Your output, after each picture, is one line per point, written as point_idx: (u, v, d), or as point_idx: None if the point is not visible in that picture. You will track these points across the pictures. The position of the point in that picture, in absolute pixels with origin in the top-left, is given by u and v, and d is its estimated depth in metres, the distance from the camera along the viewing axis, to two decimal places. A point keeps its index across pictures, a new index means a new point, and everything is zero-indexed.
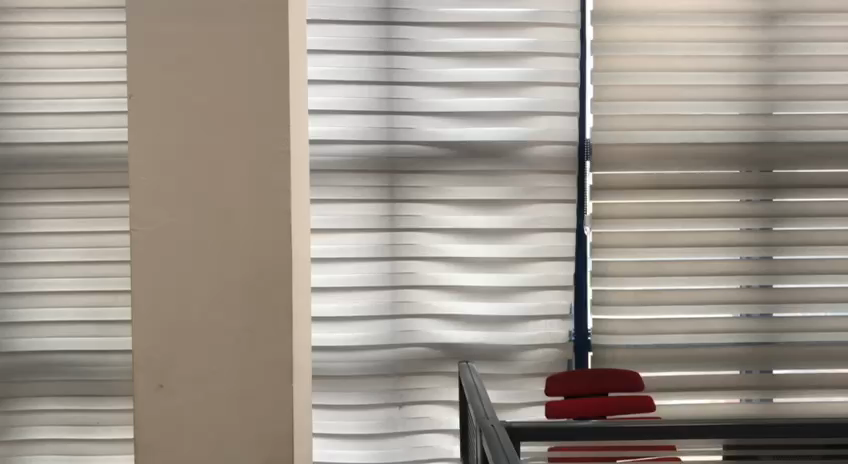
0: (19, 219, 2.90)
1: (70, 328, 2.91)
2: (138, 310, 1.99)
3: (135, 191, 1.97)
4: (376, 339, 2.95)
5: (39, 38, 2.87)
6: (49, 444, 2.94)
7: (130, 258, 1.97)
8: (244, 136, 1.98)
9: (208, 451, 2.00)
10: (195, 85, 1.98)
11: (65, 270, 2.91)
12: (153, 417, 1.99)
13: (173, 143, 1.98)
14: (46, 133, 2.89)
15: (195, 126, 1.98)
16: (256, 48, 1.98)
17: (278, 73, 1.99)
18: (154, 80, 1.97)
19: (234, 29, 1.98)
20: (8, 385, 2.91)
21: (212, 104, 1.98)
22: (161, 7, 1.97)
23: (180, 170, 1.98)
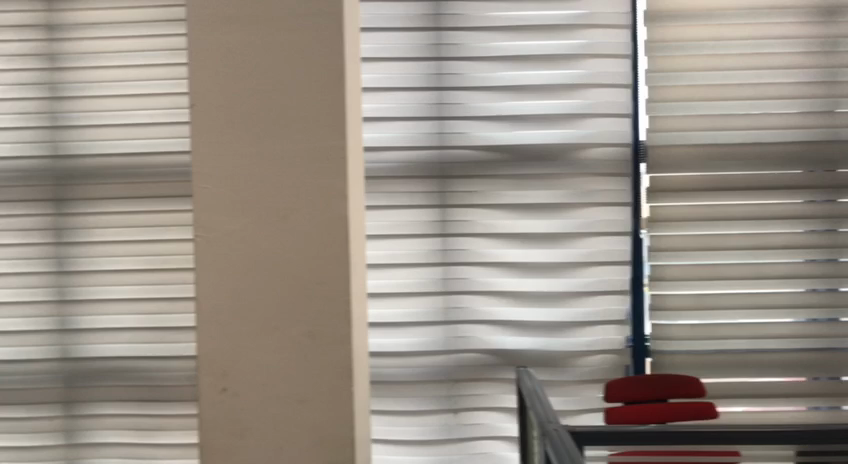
0: (82, 229, 2.98)
1: (131, 335, 2.98)
2: (203, 317, 2.02)
3: (198, 199, 2.01)
4: (429, 344, 2.95)
5: (99, 52, 2.96)
6: (110, 448, 3.01)
7: (195, 265, 2.01)
8: (303, 142, 2.00)
9: (270, 455, 2.02)
10: (255, 93, 2.01)
11: (126, 277, 2.98)
12: (216, 422, 2.02)
13: (235, 150, 2.01)
14: (105, 144, 2.97)
15: (254, 132, 2.01)
16: (314, 54, 2.01)
17: (335, 78, 2.00)
18: (215, 89, 2.01)
19: (292, 36, 2.01)
20: (73, 390, 3.00)
21: (272, 112, 2.01)
22: (222, 17, 2.01)
23: (241, 177, 2.01)
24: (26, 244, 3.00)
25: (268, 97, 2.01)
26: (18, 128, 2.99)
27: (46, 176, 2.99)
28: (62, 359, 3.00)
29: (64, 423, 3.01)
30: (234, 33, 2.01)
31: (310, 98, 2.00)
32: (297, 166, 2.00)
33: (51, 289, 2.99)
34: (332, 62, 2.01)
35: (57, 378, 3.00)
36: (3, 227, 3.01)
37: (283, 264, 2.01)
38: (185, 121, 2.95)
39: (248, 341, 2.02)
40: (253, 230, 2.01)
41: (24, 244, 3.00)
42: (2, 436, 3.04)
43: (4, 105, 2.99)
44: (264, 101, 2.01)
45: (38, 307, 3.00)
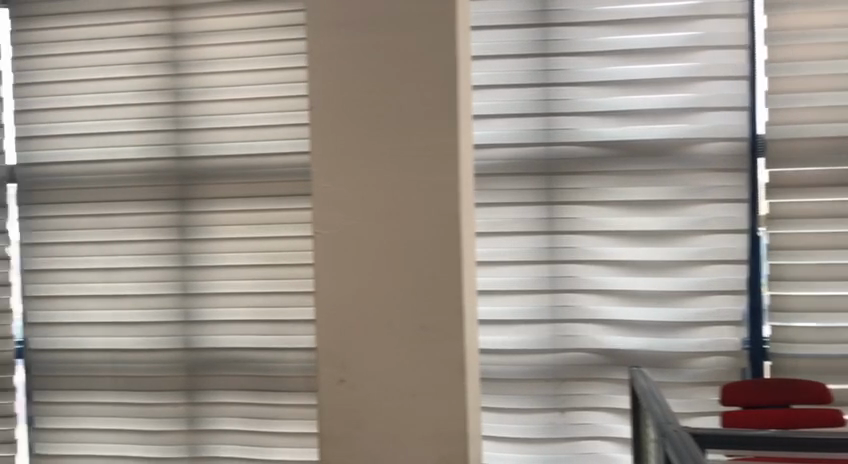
0: (202, 226, 3.15)
1: (246, 327, 3.12)
2: (324, 313, 2.28)
3: (320, 209, 2.27)
4: (536, 342, 2.94)
5: (217, 59, 3.11)
6: (228, 434, 3.16)
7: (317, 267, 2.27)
8: (414, 154, 2.20)
9: (387, 438, 2.25)
10: (370, 111, 2.24)
11: (243, 273, 3.13)
12: (337, 407, 2.28)
13: (352, 164, 2.25)
14: (223, 146, 3.12)
15: (369, 148, 2.23)
16: (423, 74, 2.20)
17: (442, 93, 2.18)
18: (335, 110, 2.26)
19: (401, 58, 2.21)
20: (194, 378, 3.17)
21: (385, 127, 2.22)
22: (339, 46, 2.26)
23: (359, 187, 2.24)
24: (152, 240, 3.19)
25: (385, 114, 2.22)
26: (144, 132, 3.18)
27: (170, 176, 3.17)
28: (185, 348, 3.17)
29: (186, 409, 3.19)
30: (354, 56, 2.24)
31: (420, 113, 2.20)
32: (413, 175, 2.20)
33: (175, 283, 3.17)
34: (441, 79, 2.18)
35: (180, 367, 3.18)
36: (132, 225, 3.21)
37: (397, 265, 2.22)
38: (297, 122, 3.06)
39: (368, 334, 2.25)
40: (374, 234, 2.23)
41: (150, 241, 3.19)
42: (130, 420, 3.24)
43: (131, 110, 3.19)
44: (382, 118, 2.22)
45: (163, 300, 3.19)
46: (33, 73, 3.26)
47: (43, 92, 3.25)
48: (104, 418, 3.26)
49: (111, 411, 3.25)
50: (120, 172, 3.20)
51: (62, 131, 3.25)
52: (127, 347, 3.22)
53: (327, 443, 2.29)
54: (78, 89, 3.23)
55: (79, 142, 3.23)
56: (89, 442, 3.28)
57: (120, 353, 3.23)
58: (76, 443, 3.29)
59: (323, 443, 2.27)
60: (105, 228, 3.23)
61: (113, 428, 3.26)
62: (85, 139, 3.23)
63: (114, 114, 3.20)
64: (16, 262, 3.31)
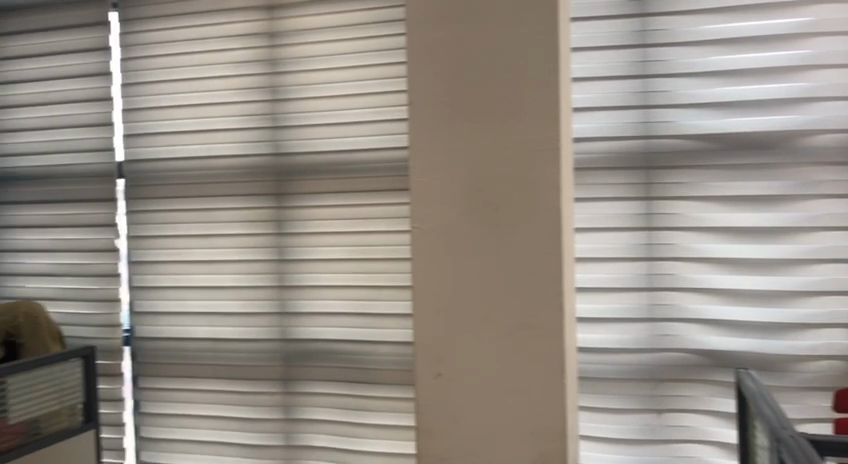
0: (298, 220, 3.22)
1: (340, 320, 3.18)
2: (423, 309, 2.38)
3: (420, 209, 2.37)
4: (633, 341, 2.86)
5: (312, 56, 3.17)
6: (321, 424, 3.23)
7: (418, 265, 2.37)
8: (515, 154, 2.27)
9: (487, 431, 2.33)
10: (469, 114, 2.31)
11: (337, 266, 3.18)
12: (437, 399, 2.37)
13: (452, 166, 2.33)
14: (318, 142, 3.18)
15: (469, 150, 2.31)
16: (522, 77, 2.26)
17: (542, 95, 2.24)
18: (435, 114, 2.35)
19: (500, 61, 2.27)
20: (289, 368, 3.25)
21: (485, 129, 2.29)
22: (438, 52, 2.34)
23: (459, 188, 2.32)
24: (250, 233, 3.29)
25: (484, 119, 2.30)
26: (243, 129, 3.28)
27: (267, 172, 3.25)
28: (281, 339, 3.26)
29: (282, 398, 3.27)
30: (454, 59, 2.33)
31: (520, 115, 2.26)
32: (512, 176, 2.27)
33: (272, 275, 3.26)
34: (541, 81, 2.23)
35: (276, 357, 3.27)
36: (232, 219, 3.32)
37: (496, 263, 2.29)
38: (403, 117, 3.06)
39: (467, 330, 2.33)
40: (473, 234, 2.31)
41: (249, 234, 3.29)
42: (229, 407, 3.35)
43: (231, 108, 3.29)
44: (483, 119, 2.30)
45: (261, 291, 3.28)
46: (140, 74, 3.41)
47: (149, 91, 3.40)
48: (204, 404, 3.39)
49: (212, 398, 3.37)
50: (221, 168, 3.32)
51: (167, 129, 3.38)
52: (226, 337, 3.33)
53: (428, 434, 2.39)
54: (181, 88, 3.36)
55: (183, 139, 3.37)
56: (191, 427, 3.41)
57: (220, 343, 3.34)
58: (178, 427, 3.43)
59: (425, 434, 2.38)
60: (207, 222, 3.35)
61: (213, 415, 3.38)
62: (188, 136, 3.36)
63: (215, 113, 3.32)
64: (124, 254, 3.48)
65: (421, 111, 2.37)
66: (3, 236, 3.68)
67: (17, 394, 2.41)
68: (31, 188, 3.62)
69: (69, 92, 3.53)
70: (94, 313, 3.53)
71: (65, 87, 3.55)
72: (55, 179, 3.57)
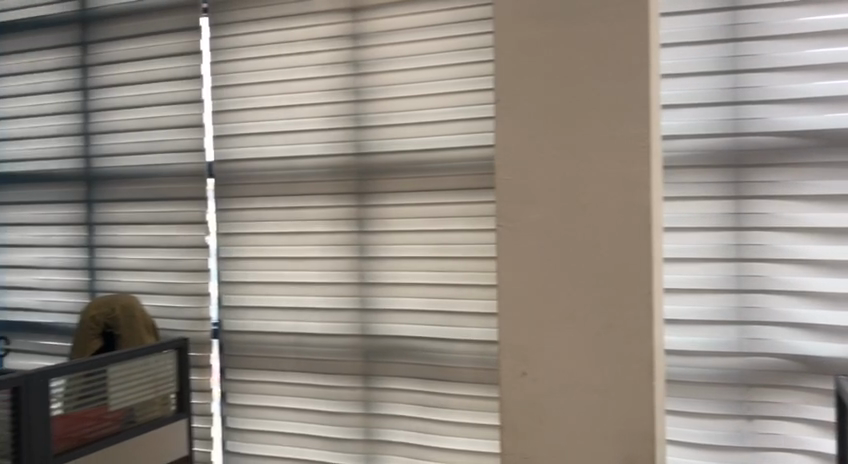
0: (379, 219, 3.26)
1: (420, 317, 3.21)
2: (508, 310, 2.44)
3: (505, 214, 2.43)
4: (720, 345, 2.78)
5: (393, 57, 3.21)
6: (401, 420, 3.26)
7: (503, 268, 2.44)
8: (601, 159, 2.30)
9: (572, 431, 2.37)
10: (554, 120, 2.36)
11: (417, 264, 3.21)
12: (521, 399, 2.43)
13: (537, 171, 2.39)
14: (398, 142, 3.21)
15: (554, 155, 2.36)
16: (608, 82, 2.28)
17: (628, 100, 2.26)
18: (519, 121, 2.41)
19: (585, 68, 2.31)
20: (369, 364, 3.30)
21: (570, 135, 2.34)
22: (523, 60, 2.40)
23: (544, 193, 2.38)
24: (333, 231, 3.35)
25: (570, 124, 2.34)
26: (326, 129, 3.35)
27: (349, 171, 3.31)
28: (362, 335, 3.31)
29: (362, 393, 3.33)
30: (538, 63, 2.38)
31: (606, 120, 2.29)
32: (598, 178, 2.30)
33: (354, 272, 3.32)
34: (627, 86, 2.26)
35: (357, 352, 3.33)
36: (314, 217, 3.39)
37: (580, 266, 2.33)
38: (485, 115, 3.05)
39: (552, 329, 2.38)
40: (558, 235, 2.36)
41: (332, 232, 3.36)
42: (311, 400, 3.43)
43: (315, 109, 3.36)
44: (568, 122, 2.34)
45: (343, 288, 3.35)
46: (228, 76, 3.53)
47: (237, 94, 3.51)
48: (287, 397, 3.48)
49: (295, 391, 3.46)
50: (305, 167, 3.40)
51: (254, 130, 3.49)
52: (309, 332, 3.41)
53: (512, 432, 2.46)
54: (267, 90, 3.45)
55: (269, 140, 3.46)
56: (275, 419, 3.50)
57: (303, 338, 3.43)
58: (262, 419, 3.53)
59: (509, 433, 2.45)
60: (291, 220, 3.44)
61: (295, 408, 3.46)
62: (274, 136, 3.45)
63: (299, 114, 3.40)
64: (213, 250, 3.61)
65: (505, 114, 2.44)
66: (101, 232, 3.87)
67: (117, 383, 2.54)
68: (126, 187, 3.79)
69: (162, 95, 3.69)
70: (185, 307, 3.68)
71: (158, 90, 3.70)
72: (149, 179, 3.74)
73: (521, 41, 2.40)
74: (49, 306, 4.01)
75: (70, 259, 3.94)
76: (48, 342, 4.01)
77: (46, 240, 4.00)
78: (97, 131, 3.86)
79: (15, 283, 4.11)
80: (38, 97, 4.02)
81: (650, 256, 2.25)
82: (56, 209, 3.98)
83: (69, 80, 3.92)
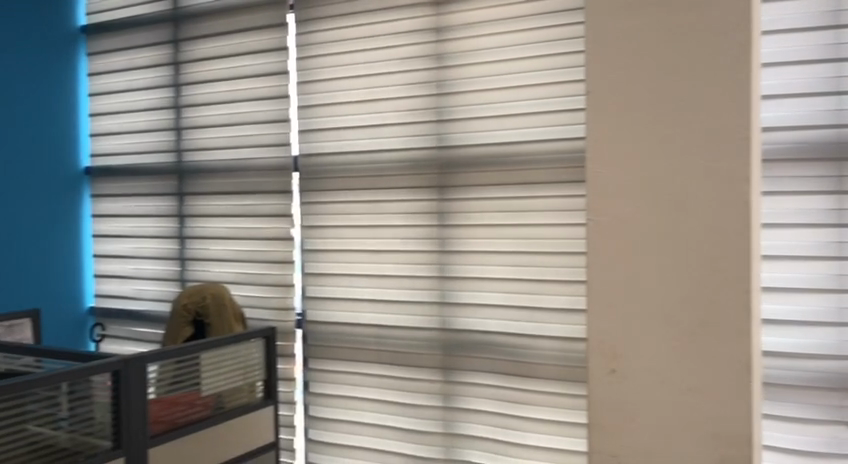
0: (461, 212, 3.25)
1: (501, 312, 3.19)
2: (597, 308, 2.43)
3: (595, 210, 2.42)
4: (820, 347, 2.65)
5: (477, 49, 3.19)
6: (481, 414, 3.25)
7: (593, 264, 2.43)
8: (696, 154, 2.26)
9: (662, 430, 2.33)
10: (647, 115, 2.33)
11: (499, 259, 3.18)
12: (609, 397, 2.41)
13: (629, 167, 2.36)
14: (482, 135, 3.19)
15: (647, 151, 2.33)
16: (704, 76, 2.24)
17: (726, 93, 2.21)
18: (610, 116, 2.39)
19: (680, 62, 2.27)
20: (450, 358, 3.30)
21: (664, 131, 2.30)
22: (615, 55, 2.38)
23: (637, 189, 2.35)
24: (414, 225, 3.36)
25: (663, 119, 2.30)
26: (409, 122, 3.35)
27: (431, 165, 3.31)
28: (442, 329, 3.31)
29: (442, 387, 3.33)
30: (630, 57, 2.36)
31: (702, 114, 2.25)
32: (693, 173, 2.26)
33: (435, 266, 3.32)
34: (725, 80, 2.21)
35: (437, 346, 3.33)
36: (396, 210, 3.41)
37: (674, 263, 2.30)
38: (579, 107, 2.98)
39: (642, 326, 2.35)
40: (650, 230, 2.33)
41: (413, 226, 3.37)
42: (391, 392, 3.46)
43: (398, 103, 3.38)
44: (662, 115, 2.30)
45: (423, 282, 3.35)
46: (314, 71, 3.58)
47: (322, 88, 3.57)
48: (368, 388, 3.52)
49: (375, 383, 3.49)
50: (387, 161, 3.42)
51: (337, 124, 3.54)
52: (390, 324, 3.44)
53: (600, 430, 2.44)
54: (351, 84, 3.49)
55: (352, 134, 3.50)
56: (355, 410, 3.55)
57: (384, 330, 3.45)
58: (343, 409, 3.58)
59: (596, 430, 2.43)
60: (373, 214, 3.47)
61: (376, 399, 3.49)
62: (357, 130, 3.49)
63: (382, 107, 3.42)
64: (297, 242, 3.68)
65: (595, 108, 2.42)
66: (191, 224, 4.01)
67: (209, 369, 2.63)
68: (215, 180, 3.91)
69: (250, 91, 3.78)
70: (270, 297, 3.77)
71: (246, 86, 3.80)
72: (237, 172, 3.84)
73: (612, 35, 2.38)
74: (142, 294, 4.18)
75: (163, 249, 4.10)
76: (142, 329, 4.19)
77: (140, 231, 4.18)
78: (188, 126, 3.99)
79: (111, 272, 4.30)
80: (134, 94, 4.19)
81: (747, 252, 2.20)
82: (149, 201, 4.15)
83: (162, 77, 4.07)
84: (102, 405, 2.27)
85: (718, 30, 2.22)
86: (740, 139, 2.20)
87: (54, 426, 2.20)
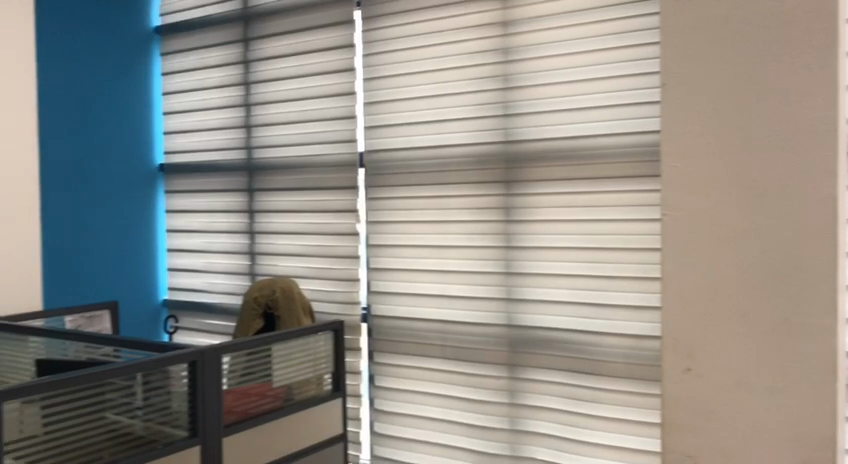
0: (527, 208, 3.23)
1: (567, 308, 3.15)
2: (672, 303, 2.39)
3: (670, 204, 2.38)
4: None
5: (544, 43, 3.16)
6: (547, 412, 3.22)
7: (667, 260, 2.39)
8: (779, 146, 2.19)
9: (741, 430, 2.27)
10: (725, 106, 2.27)
11: (565, 255, 3.15)
12: (684, 395, 2.37)
13: (705, 160, 2.31)
14: (548, 129, 3.16)
15: (725, 143, 2.27)
16: (786, 65, 2.17)
17: (811, 82, 2.14)
18: (686, 108, 2.34)
19: (760, 50, 2.21)
20: (515, 354, 3.28)
21: (743, 122, 2.24)
22: (691, 45, 2.33)
23: (714, 183, 2.29)
24: (480, 220, 3.35)
25: (743, 110, 2.24)
26: (474, 117, 3.35)
27: (497, 160, 3.29)
28: (507, 325, 3.30)
29: (507, 383, 3.31)
30: (706, 46, 2.30)
31: (784, 105, 2.18)
32: (775, 164, 2.19)
33: (500, 262, 3.30)
34: (809, 69, 2.14)
35: (502, 342, 3.31)
36: (461, 205, 3.40)
37: (754, 257, 2.23)
38: (647, 101, 2.93)
39: (721, 321, 2.29)
40: (728, 224, 2.27)
41: (478, 221, 3.36)
42: (455, 387, 3.46)
43: (464, 98, 3.37)
44: (742, 105, 2.24)
45: (488, 277, 3.34)
46: (379, 68, 3.61)
47: (387, 84, 3.59)
48: (432, 383, 3.53)
49: (440, 378, 3.50)
50: (452, 156, 3.42)
51: (402, 120, 3.55)
52: (454, 320, 3.44)
53: (675, 428, 2.40)
54: (416, 80, 3.50)
55: (417, 129, 3.51)
56: (420, 404, 3.56)
57: (448, 326, 3.46)
58: (407, 403, 3.60)
59: (671, 428, 2.39)
60: (437, 209, 3.47)
61: (440, 394, 3.50)
62: (422, 126, 3.49)
63: (447, 102, 3.42)
64: (363, 237, 3.72)
65: (670, 100, 2.38)
66: (260, 219, 4.10)
67: (279, 361, 2.68)
68: (283, 176, 3.99)
69: (317, 88, 3.84)
70: (336, 292, 3.83)
71: (314, 83, 3.86)
72: (304, 168, 3.90)
73: (689, 23, 2.33)
74: (214, 287, 4.30)
75: (233, 244, 4.21)
76: (213, 321, 4.31)
77: (212, 226, 4.29)
78: (257, 123, 4.08)
79: (184, 266, 4.44)
80: (205, 93, 4.30)
81: (835, 247, 2.12)
82: (220, 197, 4.26)
83: (232, 75, 4.17)
84: (179, 394, 2.36)
85: (802, 17, 2.14)
86: (825, 129, 2.12)
87: (131, 416, 2.28)
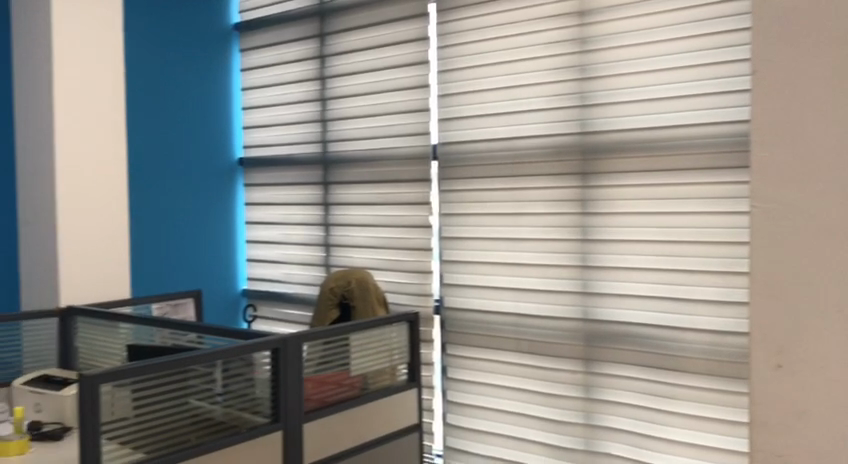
0: (605, 201, 3.18)
1: (646, 303, 3.09)
2: (759, 292, 2.19)
3: (758, 184, 2.17)
4: None
5: (623, 32, 3.10)
6: (623, 407, 3.17)
7: (753, 245, 2.19)
8: None
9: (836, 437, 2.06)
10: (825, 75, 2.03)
11: (644, 248, 3.09)
12: (772, 393, 2.17)
13: (802, 136, 2.08)
14: (626, 120, 3.11)
15: (823, 118, 2.04)
16: None
17: None
18: (778, 77, 2.12)
19: None
20: (591, 348, 3.24)
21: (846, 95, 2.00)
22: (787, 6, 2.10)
23: (814, 160, 2.07)
24: (555, 213, 3.32)
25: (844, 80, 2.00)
26: (549, 109, 3.31)
27: (573, 152, 3.25)
28: (583, 319, 3.25)
29: (582, 378, 3.27)
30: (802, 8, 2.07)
31: None
32: None
33: (575, 255, 3.26)
34: None
35: (577, 336, 3.27)
36: (536, 198, 3.37)
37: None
38: (737, 89, 2.83)
39: (812, 326, 2.08)
40: (825, 207, 2.05)
41: (553, 214, 3.32)
42: (530, 381, 3.44)
43: (540, 89, 3.34)
44: (838, 88, 2.01)
45: (563, 270, 3.31)
46: (453, 60, 3.61)
47: (461, 77, 3.58)
48: (506, 376, 3.52)
49: (513, 371, 3.49)
50: (527, 148, 3.39)
51: (476, 112, 3.54)
52: (529, 313, 3.42)
53: (759, 430, 2.21)
54: (491, 72, 3.48)
55: (492, 121, 3.49)
56: (493, 396, 3.56)
57: (522, 319, 3.44)
58: (480, 395, 3.60)
59: (754, 430, 2.21)
60: (511, 201, 3.45)
61: (514, 387, 3.49)
62: (496, 118, 3.48)
63: (523, 94, 3.39)
64: (436, 230, 3.74)
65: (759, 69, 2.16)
66: (335, 212, 4.16)
67: (356, 351, 2.73)
68: (358, 169, 4.04)
69: (391, 81, 3.87)
70: (410, 283, 3.86)
71: (388, 77, 3.89)
72: (379, 161, 3.94)
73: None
74: (291, 278, 4.40)
75: (310, 235, 4.29)
76: (290, 310, 4.41)
77: (289, 218, 4.39)
78: (333, 117, 4.14)
79: (262, 257, 4.55)
80: (282, 87, 4.39)
81: None
82: (296, 189, 4.35)
83: (308, 70, 4.25)
84: (262, 380, 2.43)
85: None
86: None
87: (212, 401, 2.32)
